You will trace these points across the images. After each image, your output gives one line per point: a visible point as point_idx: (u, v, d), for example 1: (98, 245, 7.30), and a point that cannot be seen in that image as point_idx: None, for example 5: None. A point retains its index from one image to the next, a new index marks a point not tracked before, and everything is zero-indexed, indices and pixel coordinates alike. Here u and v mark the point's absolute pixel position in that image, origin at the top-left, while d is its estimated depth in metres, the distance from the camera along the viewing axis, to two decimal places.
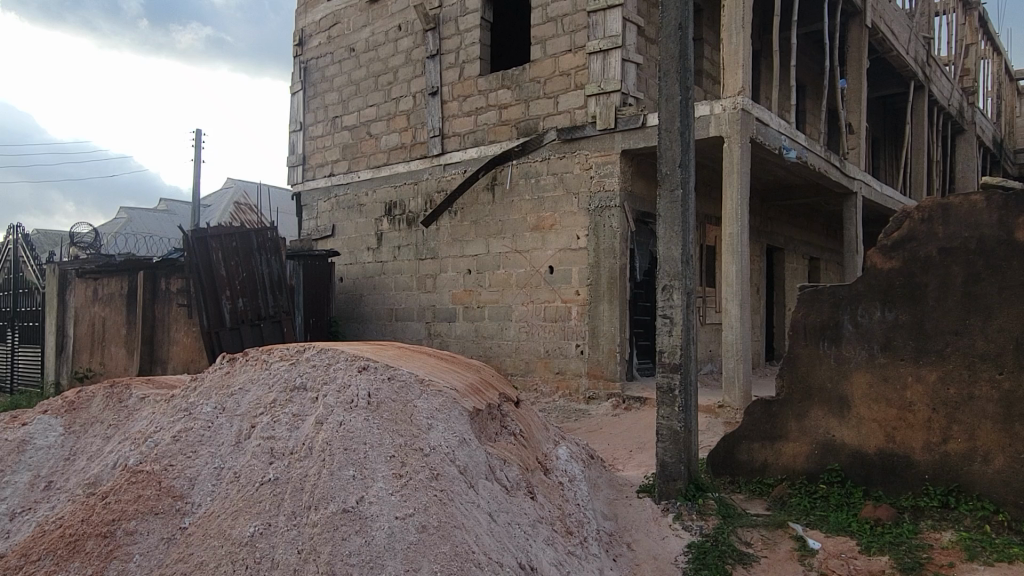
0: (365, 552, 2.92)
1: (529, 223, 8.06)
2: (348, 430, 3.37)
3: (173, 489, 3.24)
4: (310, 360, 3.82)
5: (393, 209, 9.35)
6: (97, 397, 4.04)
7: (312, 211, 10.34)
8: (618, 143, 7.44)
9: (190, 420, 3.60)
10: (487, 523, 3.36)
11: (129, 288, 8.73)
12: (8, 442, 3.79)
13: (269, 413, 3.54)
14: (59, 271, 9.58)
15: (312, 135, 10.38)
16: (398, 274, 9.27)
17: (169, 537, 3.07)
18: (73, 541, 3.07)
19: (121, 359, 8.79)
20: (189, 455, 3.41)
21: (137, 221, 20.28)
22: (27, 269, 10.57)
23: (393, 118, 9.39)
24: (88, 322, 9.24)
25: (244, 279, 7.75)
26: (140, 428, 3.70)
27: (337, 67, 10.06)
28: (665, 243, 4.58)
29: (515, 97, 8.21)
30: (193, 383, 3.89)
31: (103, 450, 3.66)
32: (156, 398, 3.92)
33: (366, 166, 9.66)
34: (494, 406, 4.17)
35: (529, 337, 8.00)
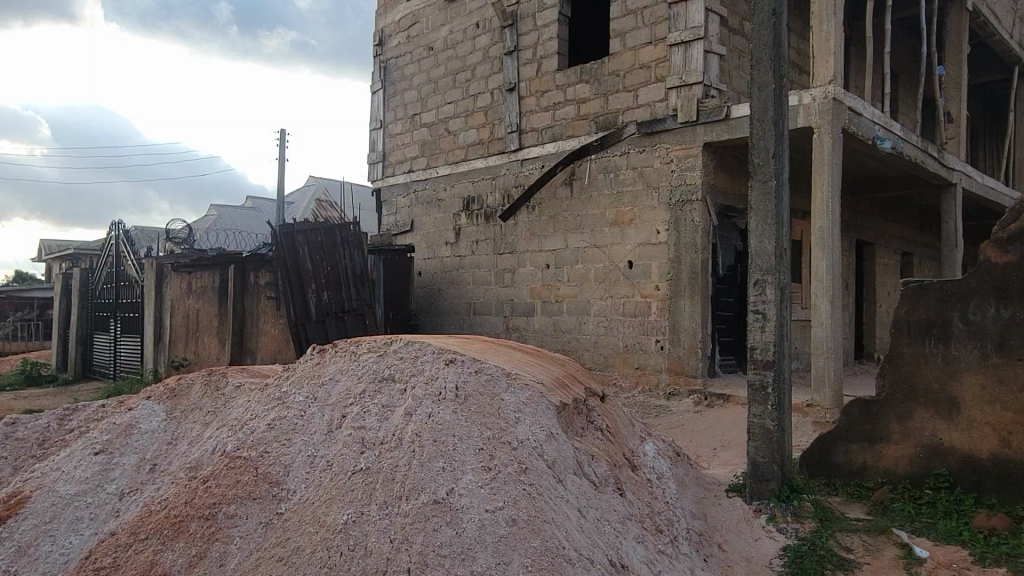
0: (457, 544, 2.91)
1: (608, 218, 7.95)
2: (438, 421, 3.38)
3: (269, 475, 3.32)
4: (398, 352, 3.86)
5: (471, 204, 9.40)
6: (197, 384, 4.19)
7: (392, 206, 10.51)
8: (700, 136, 7.24)
9: (283, 408, 3.68)
10: (577, 519, 3.31)
11: (221, 281, 9.08)
12: (116, 426, 3.96)
13: (360, 404, 3.59)
14: (157, 265, 10.05)
15: (391, 132, 10.55)
16: (476, 269, 9.32)
17: (266, 522, 3.14)
18: (178, 521, 3.18)
19: (213, 349, 9.17)
20: (284, 442, 3.48)
21: (226, 217, 21.15)
22: (128, 264, 11.14)
23: (471, 114, 9.43)
24: (183, 314, 9.66)
25: (329, 273, 7.94)
26: (237, 415, 3.80)
27: (416, 66, 10.18)
28: (758, 236, 4.42)
29: (594, 91, 8.11)
30: (285, 372, 3.99)
31: (203, 435, 3.78)
32: (251, 386, 4.04)
33: (444, 162, 9.75)
34: (580, 400, 4.12)
35: (608, 332, 7.90)
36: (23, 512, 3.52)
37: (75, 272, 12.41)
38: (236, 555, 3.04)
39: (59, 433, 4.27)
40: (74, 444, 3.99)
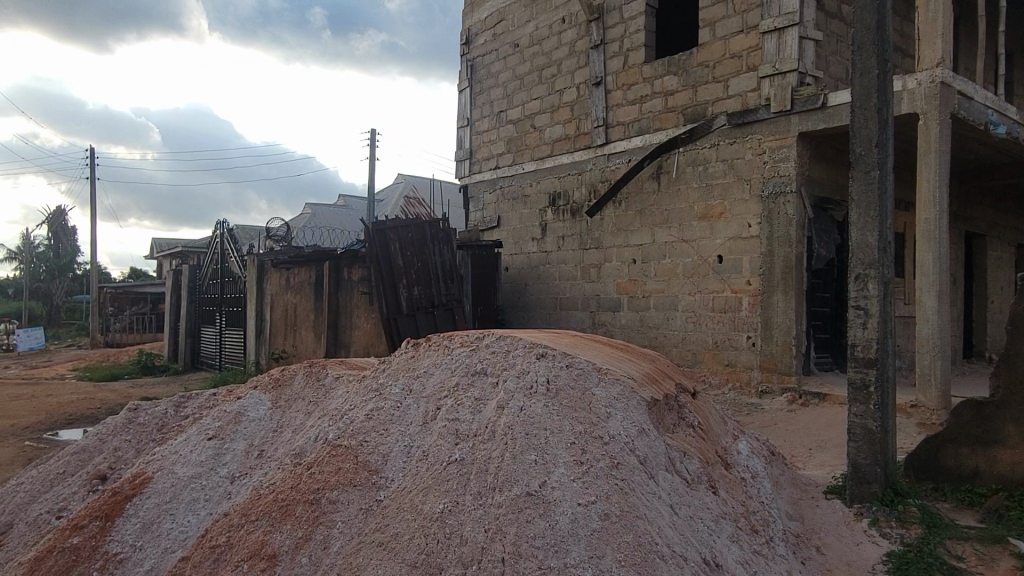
0: (550, 536, 2.94)
1: (697, 212, 7.80)
2: (529, 415, 3.43)
3: (369, 464, 3.45)
4: (490, 346, 3.94)
5: (557, 199, 9.41)
6: (299, 374, 4.40)
7: (478, 203, 10.65)
8: (794, 126, 7.00)
9: (380, 400, 3.82)
10: (670, 516, 3.28)
11: (317, 277, 9.46)
12: (226, 414, 4.20)
13: (453, 396, 3.68)
14: (258, 262, 10.57)
15: (478, 130, 10.68)
16: (562, 265, 9.34)
17: (367, 509, 3.26)
18: (284, 505, 3.35)
19: (310, 342, 9.56)
20: (382, 432, 3.61)
21: (320, 216, 21.97)
22: (231, 261, 11.76)
23: (557, 110, 9.44)
24: (283, 308, 10.13)
25: (420, 268, 8.13)
26: (337, 405, 3.96)
27: (502, 63, 10.27)
28: (859, 229, 4.25)
29: (683, 83, 7.97)
30: (382, 365, 4.14)
31: (305, 424, 3.96)
32: (350, 378, 4.20)
33: (530, 158, 9.80)
34: (671, 396, 4.08)
35: (696, 328, 7.76)
36: (145, 492, 3.78)
37: (184, 269, 13.21)
38: (339, 539, 3.17)
39: (175, 420, 4.56)
40: (188, 430, 4.26)
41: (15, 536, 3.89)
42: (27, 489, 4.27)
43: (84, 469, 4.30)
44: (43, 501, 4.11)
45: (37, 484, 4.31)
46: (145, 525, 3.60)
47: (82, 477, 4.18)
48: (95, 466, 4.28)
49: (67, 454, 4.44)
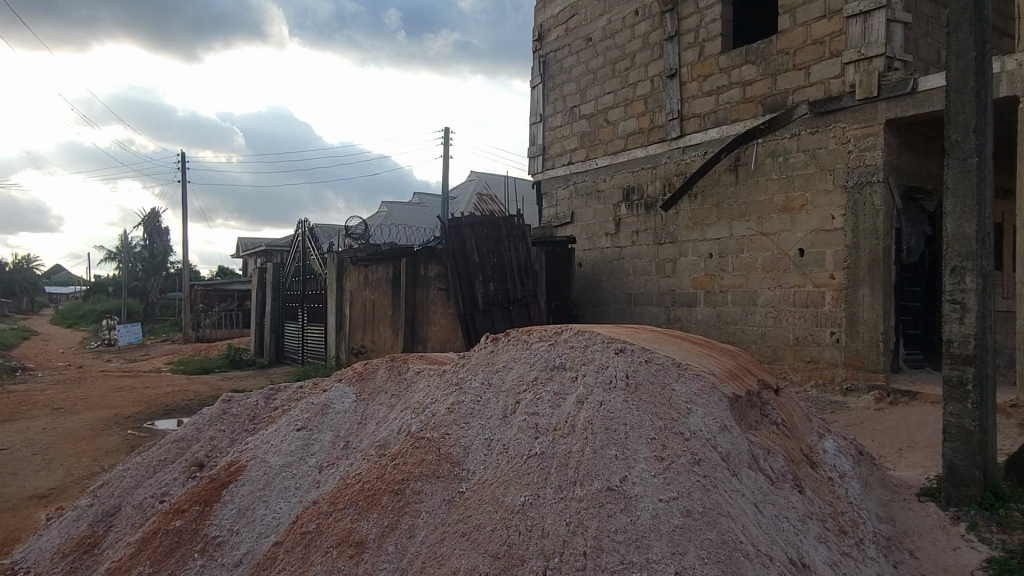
0: (631, 531, 2.94)
1: (777, 204, 7.59)
2: (609, 410, 3.43)
3: (451, 456, 3.52)
4: (568, 341, 3.96)
5: (631, 194, 9.33)
6: (381, 369, 4.53)
7: (552, 199, 10.66)
8: (881, 113, 6.71)
9: (461, 394, 3.89)
10: (754, 514, 3.22)
11: (395, 273, 9.68)
12: (314, 406, 4.36)
13: (533, 390, 3.71)
14: (338, 259, 10.90)
15: (551, 126, 10.69)
16: (636, 260, 9.25)
17: (450, 499, 3.33)
18: (370, 495, 3.45)
19: (388, 338, 9.80)
20: (463, 425, 3.68)
21: (396, 214, 22.44)
22: (312, 259, 12.17)
23: (630, 103, 9.35)
24: (362, 304, 10.41)
25: (495, 264, 8.21)
26: (419, 399, 4.06)
27: (575, 58, 10.24)
28: (954, 220, 4.06)
29: (761, 72, 7.77)
30: (462, 360, 4.21)
31: (388, 416, 4.07)
32: (431, 372, 4.30)
33: (603, 153, 9.74)
34: (754, 392, 4.00)
35: (777, 323, 7.56)
36: (240, 479, 3.96)
37: (268, 267, 13.74)
38: (423, 529, 3.24)
39: (265, 411, 4.77)
40: (279, 421, 4.45)
41: (123, 518, 4.14)
42: (132, 474, 4.54)
43: (183, 457, 4.54)
44: (147, 486, 4.35)
45: (141, 469, 4.57)
46: (241, 510, 3.77)
47: (182, 464, 4.41)
48: (193, 454, 4.51)
49: (168, 442, 4.69)
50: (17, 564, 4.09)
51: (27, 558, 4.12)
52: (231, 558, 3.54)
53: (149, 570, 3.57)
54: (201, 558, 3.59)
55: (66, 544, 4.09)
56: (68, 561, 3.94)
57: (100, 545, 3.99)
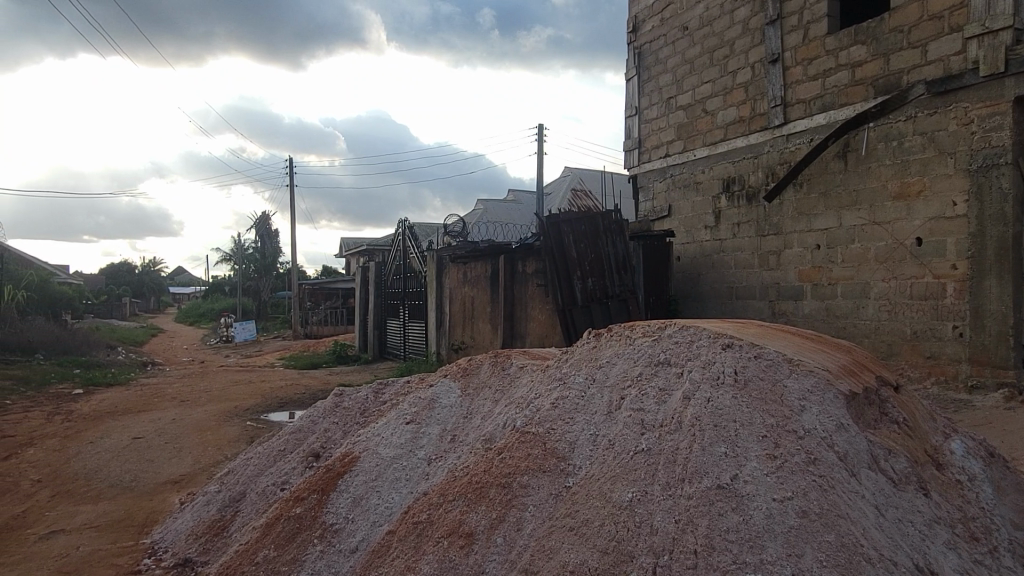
0: (744, 530, 2.87)
1: (891, 191, 7.19)
2: (717, 406, 3.36)
3: (556, 451, 3.55)
4: (673, 337, 3.91)
5: (732, 185, 9.06)
6: (485, 364, 4.62)
7: (649, 192, 10.51)
8: (1009, 90, 6.22)
9: (565, 389, 3.91)
10: (876, 517, 3.08)
11: (493, 271, 9.81)
12: (421, 401, 4.49)
13: (637, 386, 3.69)
14: (437, 257, 11.19)
15: (646, 118, 10.54)
16: (738, 252, 8.98)
17: (556, 494, 3.36)
18: (478, 487, 3.52)
19: (487, 334, 9.95)
20: (568, 421, 3.70)
21: (492, 211, 22.69)
22: (413, 257, 12.52)
23: (730, 92, 9.09)
24: (461, 301, 10.62)
25: (593, 260, 8.15)
26: (522, 394, 4.11)
27: (671, 48, 10.05)
28: None
29: (872, 52, 7.38)
30: (564, 356, 4.24)
31: (493, 411, 4.14)
32: (534, 368, 4.35)
33: (702, 144, 9.52)
34: (872, 389, 3.82)
35: (892, 317, 7.17)
36: (354, 470, 4.13)
37: (371, 266, 14.24)
38: (531, 522, 3.28)
39: (375, 405, 4.95)
40: (388, 414, 4.61)
41: (248, 504, 4.40)
42: (256, 463, 4.82)
43: (300, 448, 4.77)
44: (269, 474, 4.61)
45: (263, 458, 4.84)
46: (355, 500, 3.93)
47: (300, 454, 4.64)
48: (310, 445, 4.74)
49: (286, 434, 4.95)
50: (156, 544, 4.42)
51: (164, 538, 4.45)
52: (348, 545, 3.68)
53: (273, 553, 3.78)
54: (320, 543, 3.76)
55: (198, 527, 4.39)
56: (201, 543, 4.23)
57: (228, 529, 4.26)
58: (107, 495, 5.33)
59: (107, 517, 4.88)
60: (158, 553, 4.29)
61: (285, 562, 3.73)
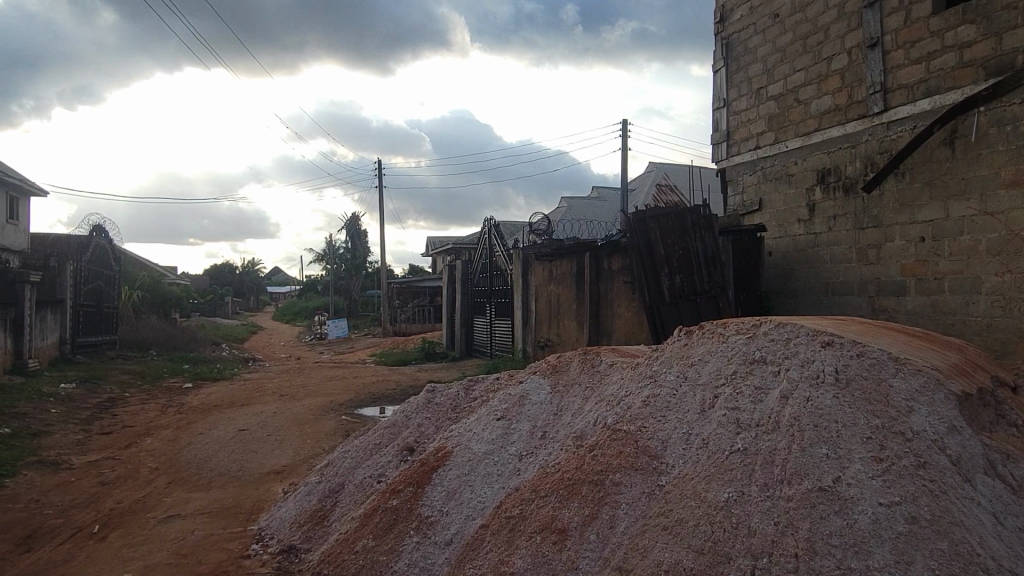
0: (849, 535, 2.76)
1: (1003, 178, 6.74)
2: (818, 406, 3.26)
3: (649, 449, 3.52)
4: (769, 334, 3.81)
5: (827, 176, 8.71)
6: (575, 362, 4.63)
7: (738, 186, 10.23)
8: None
9: (657, 386, 3.88)
10: (993, 525, 2.90)
11: (579, 268, 9.79)
12: (511, 397, 4.55)
13: (732, 384, 3.61)
14: (524, 255, 11.28)
15: (735, 110, 10.27)
16: (834, 246, 8.63)
17: (650, 492, 3.32)
18: (571, 484, 3.53)
19: (573, 331, 9.94)
20: (660, 418, 3.66)
21: (576, 208, 22.63)
22: (499, 255, 12.66)
23: (825, 80, 8.74)
24: (547, 299, 10.66)
25: (681, 255, 8.00)
26: (613, 392, 4.09)
27: (761, 37, 9.75)
28: None
29: (982, 32, 6.94)
30: (655, 353, 4.20)
31: (583, 408, 4.14)
32: (624, 365, 4.33)
33: (795, 135, 9.20)
34: (987, 390, 3.60)
35: (1006, 313, 6.72)
36: (448, 465, 4.22)
37: (458, 265, 14.50)
38: (624, 519, 3.26)
39: (466, 401, 5.05)
40: (480, 410, 4.68)
41: (347, 495, 4.57)
42: (353, 456, 5.00)
43: (395, 442, 4.92)
44: (366, 467, 4.76)
45: (360, 452, 5.01)
46: (450, 493, 4.01)
47: (395, 448, 4.78)
48: (404, 439, 4.87)
49: (382, 428, 5.12)
50: (263, 531, 4.66)
51: (270, 526, 4.68)
52: (443, 537, 3.76)
53: (372, 543, 3.91)
54: (416, 535, 3.85)
55: (301, 515, 4.60)
56: (304, 531, 4.43)
57: (329, 518, 4.43)
58: (217, 484, 5.65)
59: (217, 504, 5.17)
60: (265, 540, 4.52)
61: (383, 551, 3.83)
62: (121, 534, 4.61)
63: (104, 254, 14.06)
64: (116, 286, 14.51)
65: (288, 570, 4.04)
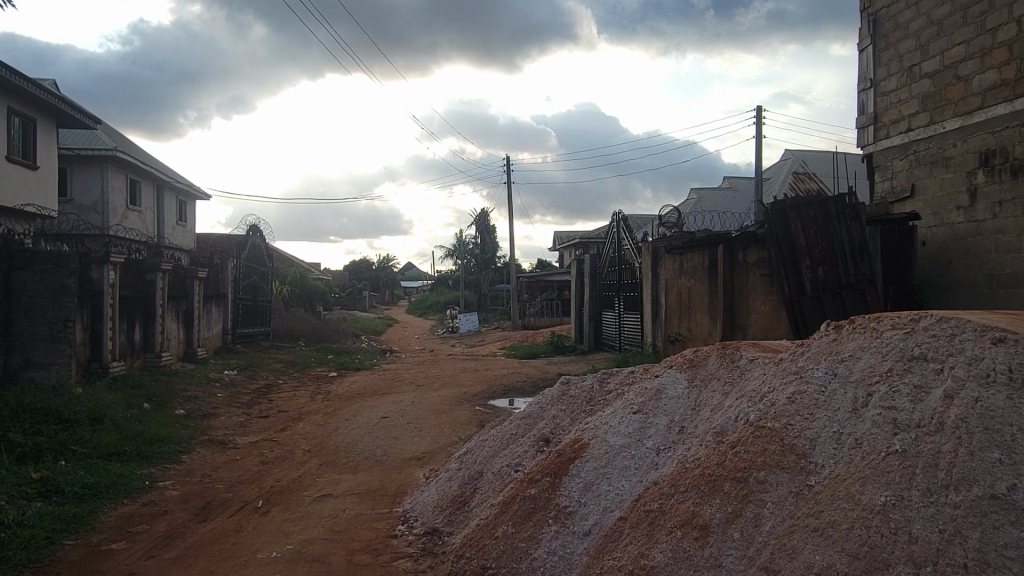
0: None
1: None
2: (988, 407, 3.01)
3: (796, 448, 3.38)
4: (930, 329, 3.56)
5: (991, 158, 7.97)
6: (713, 356, 4.53)
7: (887, 171, 9.58)
8: None
9: (803, 383, 3.72)
10: None
11: (711, 260, 9.52)
12: (647, 391, 4.53)
13: (889, 382, 3.41)
14: (654, 248, 11.13)
15: (884, 90, 9.60)
16: (1000, 235, 7.89)
17: (798, 492, 3.20)
18: (712, 480, 3.46)
19: (705, 326, 9.69)
20: (808, 416, 3.51)
21: (707, 200, 22.01)
22: (627, 248, 12.56)
23: (989, 53, 8.00)
24: (677, 292, 10.46)
25: (824, 247, 7.61)
26: (754, 387, 3.97)
27: (914, 10, 9.07)
28: None
29: None
30: (800, 348, 4.03)
31: (723, 403, 4.04)
32: (767, 360, 4.18)
33: (953, 114, 8.48)
34: None
35: None
36: (585, 456, 4.26)
37: (587, 259, 14.50)
38: (770, 519, 3.15)
39: (600, 393, 5.08)
40: (615, 403, 4.70)
41: (486, 483, 4.71)
42: (490, 446, 5.15)
43: (530, 433, 5.01)
44: (503, 456, 4.89)
45: (496, 441, 5.15)
46: (587, 485, 4.05)
47: (530, 439, 4.88)
48: (539, 430, 4.96)
49: (518, 419, 5.23)
50: (408, 513, 4.90)
51: (414, 509, 4.92)
52: (581, 528, 3.80)
53: (511, 529, 4.02)
54: (555, 524, 3.91)
55: (442, 500, 4.80)
56: (445, 515, 4.62)
57: (468, 504, 4.60)
58: (364, 467, 6.00)
59: (364, 486, 5.49)
60: (410, 521, 4.75)
61: (523, 538, 3.93)
62: (281, 510, 4.99)
63: (259, 252, 15.22)
64: (270, 281, 15.66)
65: (432, 551, 4.23)
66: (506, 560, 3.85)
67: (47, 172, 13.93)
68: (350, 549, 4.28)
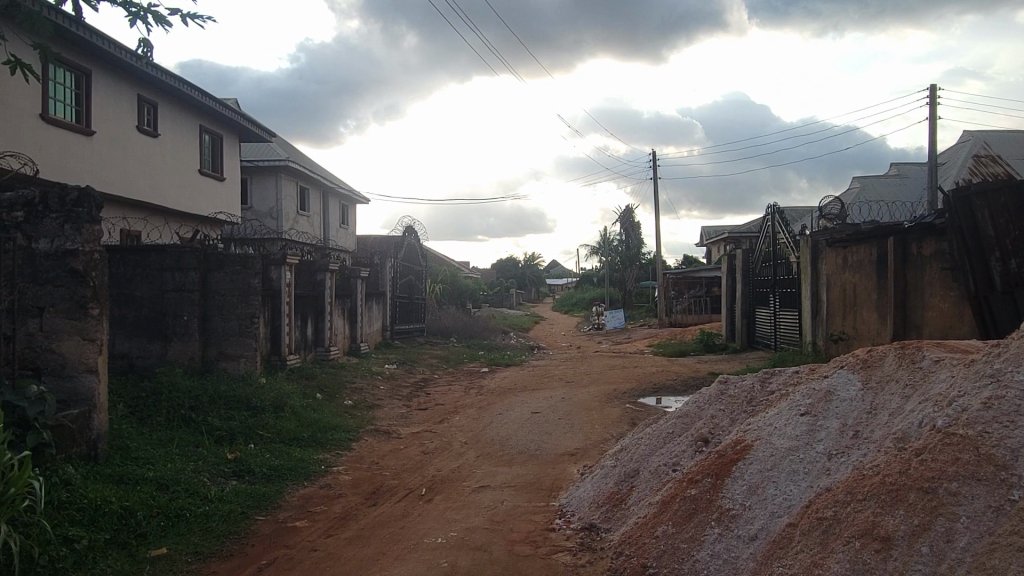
0: None
1: None
2: None
3: (995, 458, 3.09)
4: None
5: None
6: (890, 357, 4.23)
7: None
8: None
9: (1001, 387, 3.39)
10: None
11: (881, 253, 8.86)
12: (817, 392, 4.29)
13: None
14: (814, 241, 10.54)
15: None
16: None
17: (998, 506, 2.92)
18: (895, 489, 3.20)
19: (873, 324, 9.05)
20: (1008, 424, 3.20)
21: (872, 189, 20.52)
22: (783, 242, 11.98)
23: None
24: (841, 288, 9.84)
25: (1019, 237, 6.59)
26: (941, 390, 3.66)
27: None
28: None
29: None
30: (996, 348, 3.67)
31: (904, 408, 3.75)
32: (955, 363, 3.84)
33: None
34: None
35: None
36: (748, 458, 4.11)
37: (738, 254, 13.99)
38: (966, 535, 2.89)
39: (763, 394, 4.87)
40: (780, 404, 4.49)
41: (643, 481, 4.66)
42: (646, 444, 5.09)
43: (689, 432, 4.90)
44: (660, 455, 4.82)
45: (653, 440, 5.09)
46: (751, 488, 3.90)
47: (689, 438, 4.77)
48: (698, 429, 4.84)
49: (675, 417, 5.14)
50: (565, 507, 4.96)
51: (570, 504, 4.97)
52: (747, 532, 3.66)
53: (672, 530, 3.96)
54: (718, 526, 3.80)
55: (600, 497, 4.82)
56: (603, 511, 4.62)
57: (626, 501, 4.58)
58: (519, 460, 6.15)
59: (521, 479, 5.62)
60: (567, 516, 4.81)
61: (685, 539, 3.85)
62: (443, 498, 5.22)
63: (414, 252, 15.96)
64: (424, 280, 16.39)
65: (592, 547, 4.26)
66: (668, 560, 3.79)
67: (232, 183, 15.37)
68: (510, 540, 4.40)
